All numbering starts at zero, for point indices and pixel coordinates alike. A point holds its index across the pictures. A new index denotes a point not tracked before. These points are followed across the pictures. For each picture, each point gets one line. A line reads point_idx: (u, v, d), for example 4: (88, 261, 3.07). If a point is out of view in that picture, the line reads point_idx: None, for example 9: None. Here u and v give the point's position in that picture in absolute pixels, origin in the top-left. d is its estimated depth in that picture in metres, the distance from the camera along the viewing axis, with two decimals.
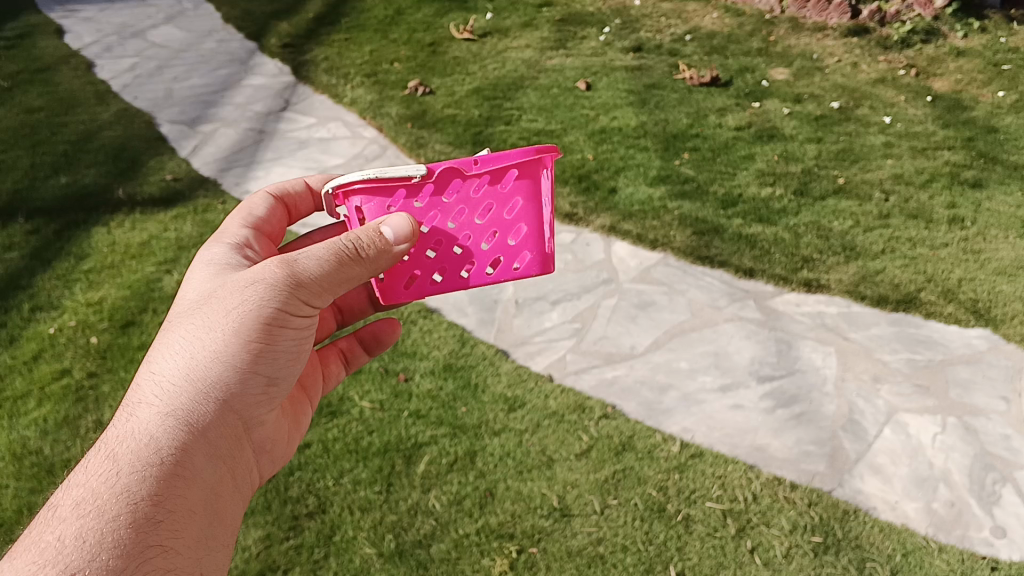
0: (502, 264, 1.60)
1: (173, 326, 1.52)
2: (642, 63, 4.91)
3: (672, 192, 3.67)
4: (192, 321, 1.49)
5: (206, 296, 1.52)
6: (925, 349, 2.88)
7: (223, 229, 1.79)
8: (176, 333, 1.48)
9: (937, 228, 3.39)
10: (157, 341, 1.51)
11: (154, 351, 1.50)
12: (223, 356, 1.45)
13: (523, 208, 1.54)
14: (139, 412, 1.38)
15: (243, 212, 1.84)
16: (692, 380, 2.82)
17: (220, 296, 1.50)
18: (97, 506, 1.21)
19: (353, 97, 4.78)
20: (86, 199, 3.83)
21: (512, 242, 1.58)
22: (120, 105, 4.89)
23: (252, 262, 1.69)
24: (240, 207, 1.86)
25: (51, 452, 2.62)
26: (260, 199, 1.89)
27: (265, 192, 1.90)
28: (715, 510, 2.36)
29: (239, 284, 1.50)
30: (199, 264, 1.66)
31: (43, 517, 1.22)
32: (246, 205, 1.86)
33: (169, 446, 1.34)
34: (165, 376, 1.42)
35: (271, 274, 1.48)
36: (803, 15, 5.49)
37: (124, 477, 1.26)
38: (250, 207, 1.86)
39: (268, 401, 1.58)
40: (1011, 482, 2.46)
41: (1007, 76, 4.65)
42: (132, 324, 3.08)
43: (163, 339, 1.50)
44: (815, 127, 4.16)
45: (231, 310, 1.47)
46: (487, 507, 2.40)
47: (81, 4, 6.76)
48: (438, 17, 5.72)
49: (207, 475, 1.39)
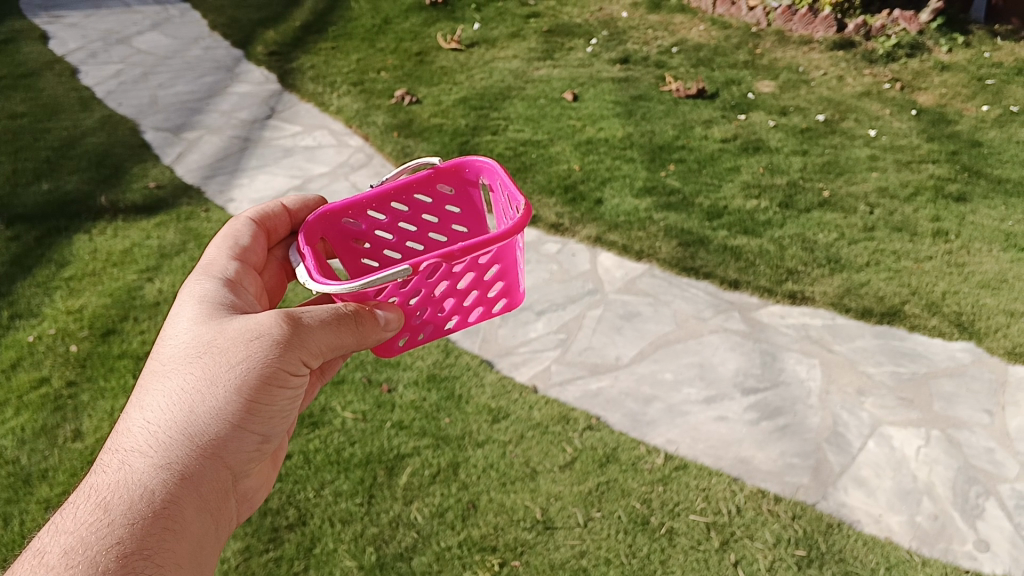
0: (484, 308, 1.78)
1: (162, 367, 1.48)
2: (629, 75, 4.92)
3: (658, 203, 3.67)
4: (189, 368, 1.46)
5: (198, 338, 1.49)
6: (909, 362, 2.88)
7: (211, 261, 1.72)
8: (169, 379, 1.45)
9: (921, 241, 3.41)
10: (145, 384, 1.47)
11: (143, 394, 1.46)
12: (220, 410, 1.43)
13: (500, 270, 1.68)
14: (132, 462, 1.34)
15: (228, 241, 1.78)
16: (676, 392, 2.81)
17: (217, 343, 1.48)
18: (87, 558, 1.18)
19: (340, 106, 4.77)
20: (68, 206, 3.80)
21: (491, 294, 1.74)
22: (104, 111, 4.86)
23: (242, 302, 1.64)
24: (224, 235, 1.80)
25: (28, 462, 2.59)
26: (242, 225, 1.82)
27: (245, 216, 1.84)
28: (699, 522, 2.35)
29: (238, 333, 1.49)
30: (184, 294, 1.62)
31: (28, 566, 1.18)
32: (229, 233, 1.80)
33: (162, 499, 1.30)
34: (159, 426, 1.39)
35: (274, 327, 1.49)
36: (789, 28, 5.52)
37: (118, 529, 1.23)
38: (236, 236, 1.80)
39: (259, 456, 1.56)
40: (994, 496, 2.46)
41: (991, 91, 4.68)
42: (112, 332, 3.05)
43: (153, 383, 1.46)
44: (801, 139, 4.18)
45: (231, 360, 1.46)
46: (470, 519, 2.38)
47: (67, 10, 6.73)
48: (426, 26, 5.72)
49: (200, 530, 1.35)
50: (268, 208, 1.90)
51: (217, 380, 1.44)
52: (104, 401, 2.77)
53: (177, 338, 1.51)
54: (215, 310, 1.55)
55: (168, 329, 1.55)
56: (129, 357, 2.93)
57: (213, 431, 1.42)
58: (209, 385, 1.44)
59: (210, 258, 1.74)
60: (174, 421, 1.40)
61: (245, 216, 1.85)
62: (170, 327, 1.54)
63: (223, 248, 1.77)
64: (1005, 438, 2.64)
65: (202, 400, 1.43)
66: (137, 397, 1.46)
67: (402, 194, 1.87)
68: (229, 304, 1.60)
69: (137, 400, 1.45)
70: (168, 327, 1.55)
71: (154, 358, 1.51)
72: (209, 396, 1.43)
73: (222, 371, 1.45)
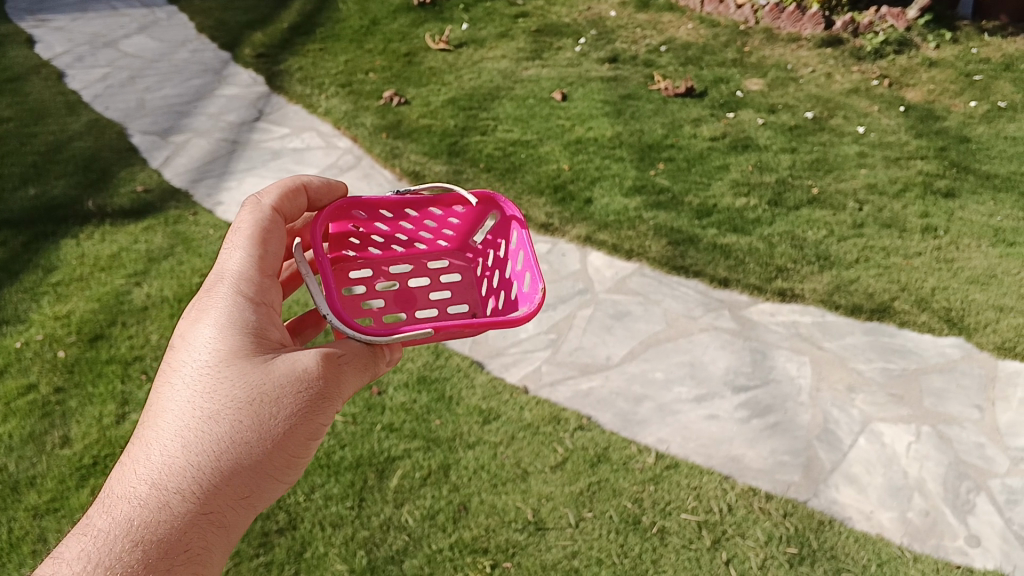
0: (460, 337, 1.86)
1: (198, 407, 1.27)
2: (617, 74, 4.91)
3: (647, 202, 3.67)
4: (227, 402, 1.28)
5: (237, 368, 1.31)
6: (899, 358, 2.88)
7: (238, 269, 1.46)
8: (205, 413, 1.26)
9: (910, 237, 3.41)
10: (173, 424, 1.26)
11: (173, 438, 1.24)
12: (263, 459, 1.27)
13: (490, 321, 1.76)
14: (174, 513, 1.17)
15: (261, 241, 1.52)
16: (667, 391, 2.81)
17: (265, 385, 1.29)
18: None
19: (328, 108, 4.75)
20: (55, 211, 3.77)
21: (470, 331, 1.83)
22: (91, 115, 4.84)
23: (275, 324, 1.43)
24: (252, 233, 1.52)
25: (16, 469, 2.57)
26: (271, 220, 1.57)
27: (270, 206, 1.59)
28: (690, 521, 2.35)
29: (285, 372, 1.32)
30: (207, 313, 1.38)
31: None
32: (255, 229, 1.53)
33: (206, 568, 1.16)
34: (200, 471, 1.22)
35: (321, 376, 1.35)
36: (777, 26, 5.53)
37: None
38: (266, 233, 1.54)
39: None
40: (985, 491, 2.46)
41: (979, 86, 4.70)
42: (100, 338, 3.03)
43: (187, 426, 1.25)
44: (790, 137, 4.18)
45: (282, 409, 1.29)
46: (461, 521, 2.37)
47: (53, 13, 6.70)
48: (414, 27, 5.71)
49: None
50: (289, 195, 1.66)
51: (267, 432, 1.27)
52: (92, 406, 2.75)
53: (212, 373, 1.30)
54: (251, 342, 1.35)
55: (194, 358, 1.32)
56: (117, 362, 2.92)
57: (261, 491, 1.26)
58: (258, 438, 1.27)
59: (243, 263, 1.47)
60: (222, 479, 1.22)
61: (268, 204, 1.60)
62: (196, 357, 1.32)
63: (256, 252, 1.51)
64: (995, 434, 2.65)
65: (250, 454, 1.26)
66: (164, 440, 1.24)
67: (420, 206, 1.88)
68: (261, 325, 1.40)
69: (166, 444, 1.23)
70: (192, 356, 1.33)
71: (176, 392, 1.30)
72: (257, 450, 1.26)
73: (272, 421, 1.28)
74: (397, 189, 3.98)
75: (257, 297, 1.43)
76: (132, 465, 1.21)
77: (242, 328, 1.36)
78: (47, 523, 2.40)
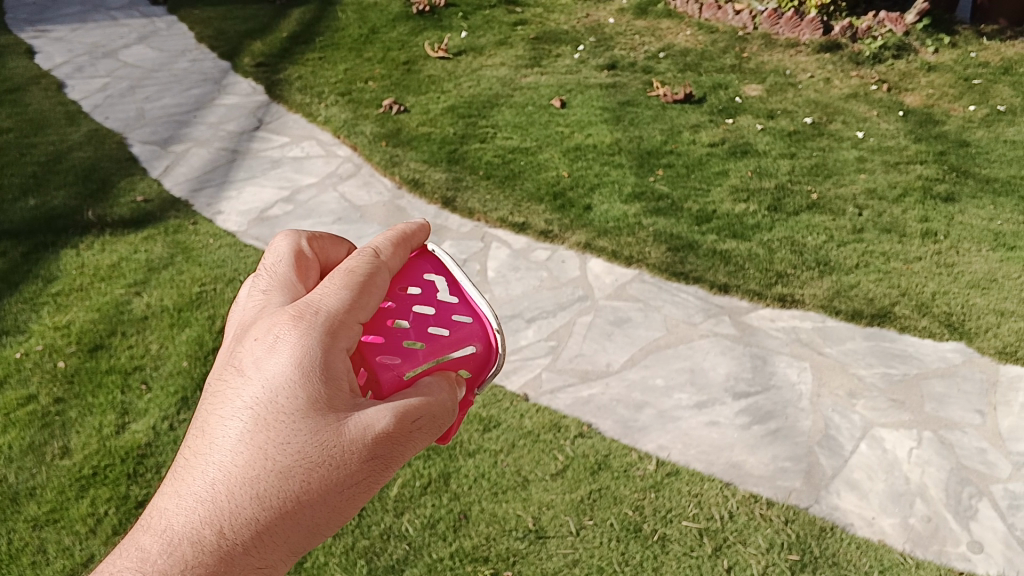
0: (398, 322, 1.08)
1: (270, 452, 0.88)
2: (616, 81, 4.92)
3: (646, 208, 3.67)
4: (301, 451, 0.88)
5: (320, 413, 0.90)
6: (900, 363, 2.88)
7: (337, 321, 0.95)
8: (274, 461, 0.87)
9: (910, 242, 3.41)
10: (235, 465, 0.87)
11: (238, 481, 0.86)
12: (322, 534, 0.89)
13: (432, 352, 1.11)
14: None
15: (364, 292, 1.00)
16: (668, 397, 2.81)
17: (343, 448, 0.89)
18: None
19: (327, 116, 4.76)
20: (55, 221, 3.77)
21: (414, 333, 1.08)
22: (91, 126, 4.85)
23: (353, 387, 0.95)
24: (362, 277, 1.00)
25: (15, 480, 2.57)
26: (384, 276, 1.04)
27: (389, 265, 1.07)
28: (692, 528, 2.34)
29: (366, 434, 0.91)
30: (285, 329, 0.94)
31: None
32: (360, 272, 1.02)
33: None
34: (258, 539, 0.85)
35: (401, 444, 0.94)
36: (775, 31, 5.53)
37: None
38: (375, 280, 1.02)
39: None
40: (987, 497, 2.46)
41: (977, 90, 4.70)
42: (100, 348, 3.03)
43: (252, 473, 0.87)
44: (788, 142, 4.18)
45: (357, 480, 0.90)
46: (461, 530, 2.36)
47: (53, 24, 6.73)
48: (413, 35, 5.72)
49: None
50: (401, 252, 1.11)
51: (334, 501, 0.89)
52: (93, 417, 2.75)
53: (289, 414, 0.89)
54: (341, 387, 0.92)
55: (267, 385, 0.91)
56: (117, 372, 2.92)
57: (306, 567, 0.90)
58: (331, 507, 0.89)
59: (346, 309, 0.97)
60: (283, 547, 0.87)
61: (382, 256, 1.07)
62: (272, 388, 0.91)
63: (361, 305, 0.99)
64: (997, 438, 2.64)
65: (319, 523, 0.89)
66: (227, 483, 0.86)
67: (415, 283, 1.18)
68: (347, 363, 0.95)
69: (231, 487, 0.86)
70: (262, 385, 0.91)
71: (235, 425, 0.90)
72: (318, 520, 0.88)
73: (341, 492, 0.90)
74: (396, 199, 3.99)
75: (350, 334, 0.97)
76: (187, 505, 0.85)
77: (333, 362, 0.93)
78: (46, 534, 2.39)
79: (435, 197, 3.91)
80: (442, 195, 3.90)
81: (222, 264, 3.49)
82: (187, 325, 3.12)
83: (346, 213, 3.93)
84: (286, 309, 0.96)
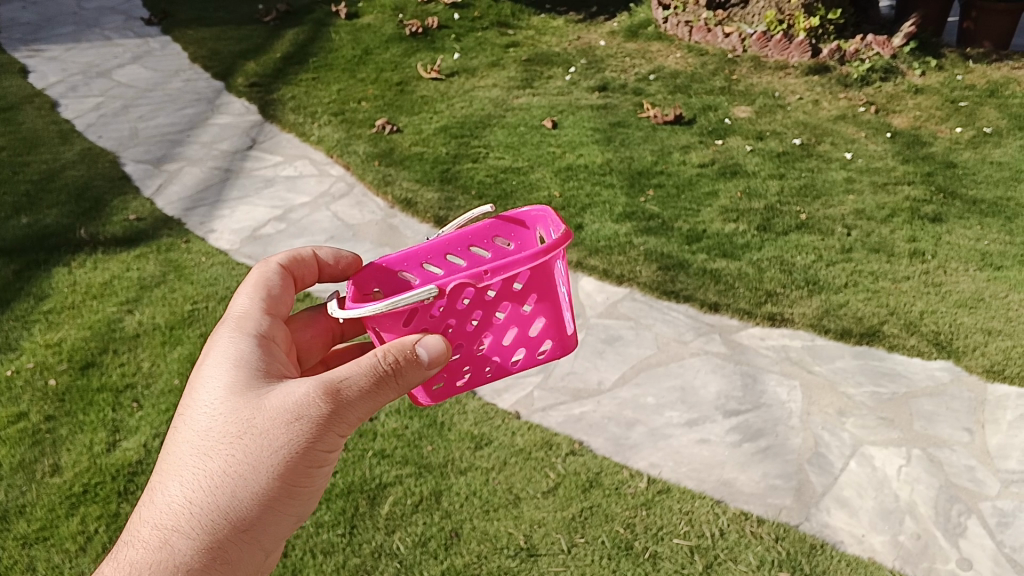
0: None
1: (210, 443, 1.38)
2: (607, 103, 4.96)
3: (637, 228, 3.70)
4: (233, 435, 1.37)
5: (241, 409, 1.38)
6: (889, 382, 2.90)
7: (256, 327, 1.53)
8: (214, 449, 1.37)
9: (898, 262, 3.45)
10: (187, 457, 1.38)
11: (191, 466, 1.37)
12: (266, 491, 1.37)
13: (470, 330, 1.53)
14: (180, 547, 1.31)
15: (269, 296, 1.62)
16: (659, 415, 2.81)
17: (261, 424, 1.37)
18: None
19: (320, 135, 4.79)
20: (47, 239, 3.78)
21: None
22: (84, 144, 4.87)
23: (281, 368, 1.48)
24: (261, 283, 1.64)
25: (5, 498, 2.56)
26: (277, 274, 1.67)
27: (275, 261, 1.68)
28: (683, 546, 2.35)
29: (284, 410, 1.37)
30: (216, 354, 1.48)
31: None
32: (262, 281, 1.64)
33: None
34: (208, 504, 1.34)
35: (316, 407, 1.38)
36: (765, 54, 5.59)
37: None
38: (270, 283, 1.65)
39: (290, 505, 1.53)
40: (976, 514, 2.47)
41: (964, 113, 4.76)
42: (92, 365, 3.03)
43: (199, 459, 1.37)
44: (777, 163, 4.22)
45: (279, 446, 1.37)
46: (452, 548, 2.36)
47: (47, 44, 6.76)
48: (406, 57, 5.77)
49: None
50: (296, 262, 1.72)
51: (267, 462, 1.37)
52: (83, 434, 2.74)
53: (220, 405, 1.40)
54: (255, 383, 1.42)
55: (204, 397, 1.42)
56: (108, 390, 2.91)
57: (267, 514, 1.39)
58: (260, 467, 1.37)
59: (254, 319, 1.55)
60: (231, 504, 1.36)
61: (278, 263, 1.69)
62: (206, 395, 1.42)
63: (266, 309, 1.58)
64: (985, 456, 2.65)
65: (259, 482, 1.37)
66: (181, 473, 1.37)
67: (458, 247, 1.80)
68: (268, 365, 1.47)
69: (189, 470, 1.37)
70: (202, 391, 1.43)
71: (188, 429, 1.41)
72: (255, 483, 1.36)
73: (266, 456, 1.37)
74: (389, 218, 4.00)
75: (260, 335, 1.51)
76: (154, 496, 1.36)
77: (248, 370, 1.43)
78: (36, 552, 2.38)
79: (427, 216, 3.93)
80: (434, 214, 3.92)
81: (214, 282, 3.50)
82: (178, 343, 3.12)
83: (339, 232, 3.94)
84: (217, 333, 1.53)
